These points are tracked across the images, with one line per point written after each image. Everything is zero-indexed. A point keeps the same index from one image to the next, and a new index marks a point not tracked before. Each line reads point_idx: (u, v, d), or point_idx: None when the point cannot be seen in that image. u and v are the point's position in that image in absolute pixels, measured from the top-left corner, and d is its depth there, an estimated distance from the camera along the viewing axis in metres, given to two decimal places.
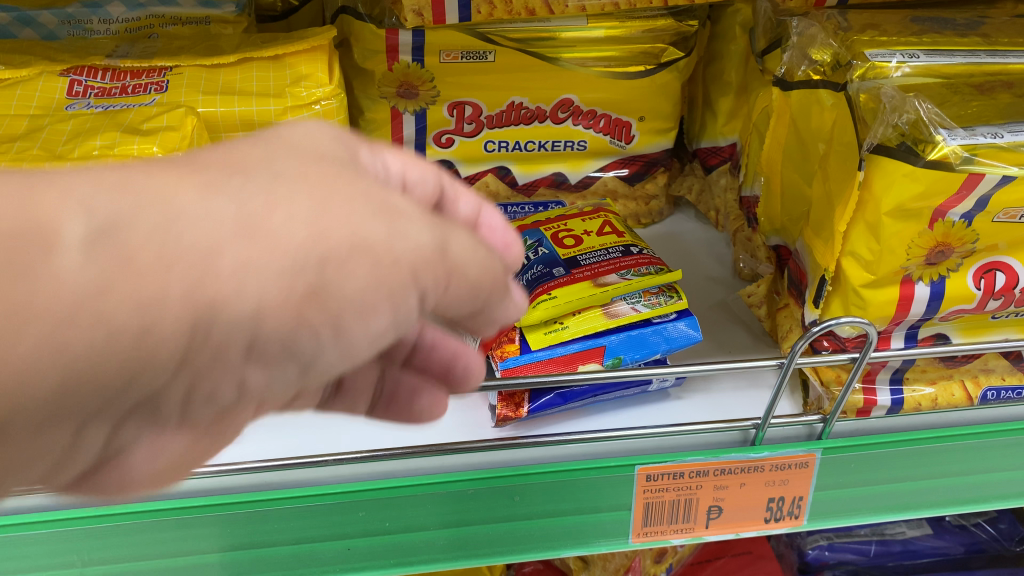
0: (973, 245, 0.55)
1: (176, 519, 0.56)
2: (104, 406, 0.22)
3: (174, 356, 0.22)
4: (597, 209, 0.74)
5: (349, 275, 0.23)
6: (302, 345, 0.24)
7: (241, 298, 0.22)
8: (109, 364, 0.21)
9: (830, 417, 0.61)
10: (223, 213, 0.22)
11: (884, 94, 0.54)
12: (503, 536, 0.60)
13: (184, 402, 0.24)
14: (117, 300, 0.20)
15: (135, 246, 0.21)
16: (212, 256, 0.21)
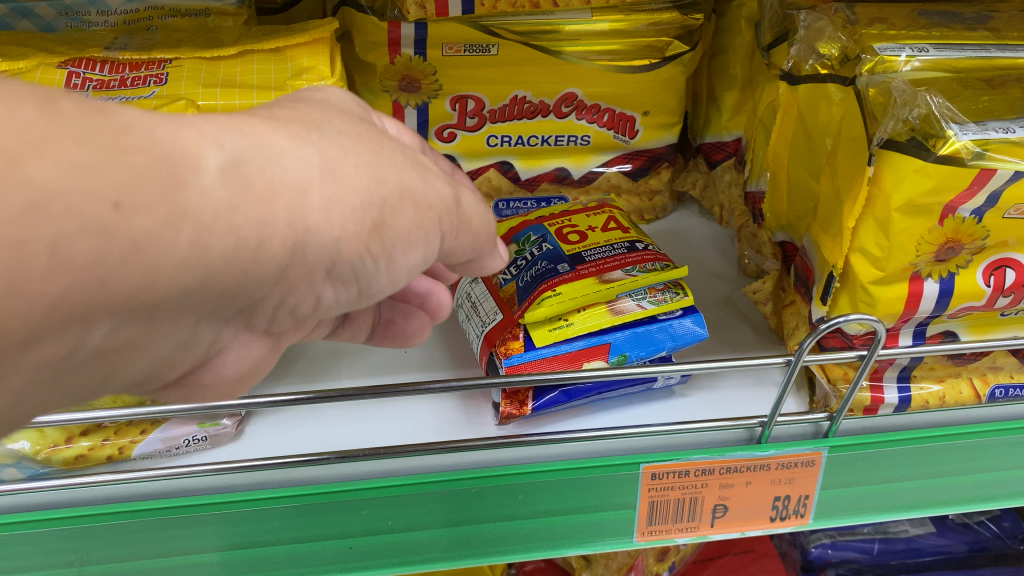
0: (983, 241, 0.55)
1: (175, 518, 0.55)
2: (219, 306, 0.28)
3: (272, 273, 0.28)
4: (601, 205, 0.73)
5: (401, 216, 0.30)
6: (361, 271, 0.30)
7: (332, 228, 0.28)
8: (229, 273, 0.26)
9: (837, 415, 0.60)
10: (310, 158, 0.28)
11: (895, 88, 0.53)
12: (506, 535, 0.60)
13: (272, 311, 0.31)
14: (244, 218, 0.26)
15: (253, 177, 0.26)
16: (305, 191, 0.27)
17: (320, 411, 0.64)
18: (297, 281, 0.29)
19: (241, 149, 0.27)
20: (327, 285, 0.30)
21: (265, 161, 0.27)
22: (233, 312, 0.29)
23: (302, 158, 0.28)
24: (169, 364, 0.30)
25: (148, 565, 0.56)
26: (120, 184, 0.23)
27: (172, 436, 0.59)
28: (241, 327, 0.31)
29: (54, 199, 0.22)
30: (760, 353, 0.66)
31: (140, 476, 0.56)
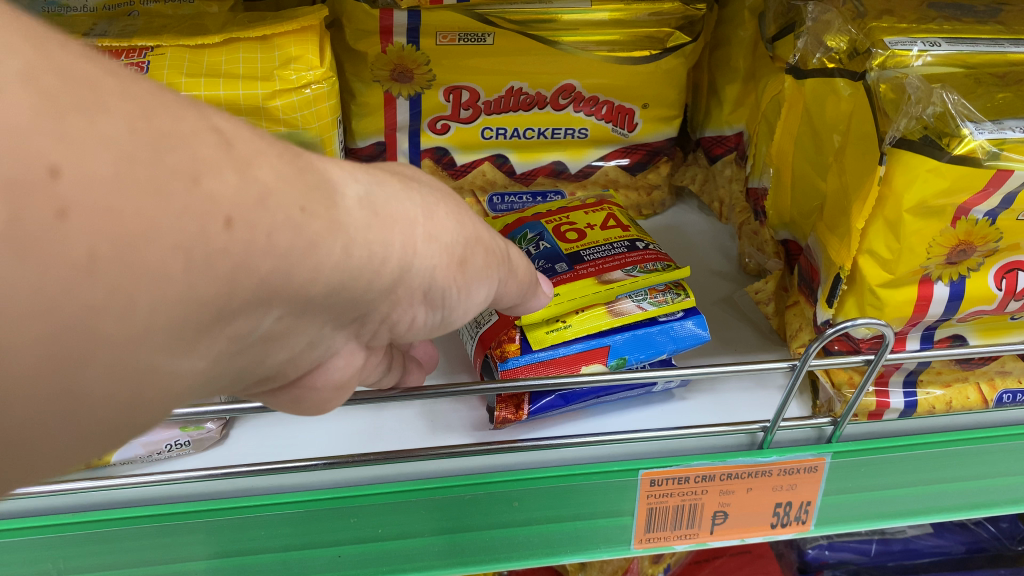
0: (996, 243, 0.53)
1: (158, 526, 0.53)
2: (341, 312, 0.32)
3: (380, 291, 0.32)
4: (599, 201, 0.71)
5: (470, 255, 0.36)
6: (438, 297, 0.35)
7: (429, 255, 0.33)
8: (358, 284, 0.30)
9: (841, 420, 0.58)
10: (411, 200, 0.33)
11: (909, 85, 0.51)
12: (500, 543, 0.58)
13: (377, 322, 0.35)
14: (375, 238, 0.30)
15: (380, 209, 0.31)
16: (413, 226, 0.33)
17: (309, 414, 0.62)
18: (399, 296, 0.34)
19: (369, 187, 0.32)
20: (415, 304, 0.35)
21: (385, 198, 0.32)
22: (349, 320, 0.33)
23: (409, 200, 0.33)
24: (291, 363, 0.33)
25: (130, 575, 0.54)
26: (306, 196, 0.27)
27: (153, 441, 0.57)
28: (351, 334, 0.35)
29: (271, 194, 0.26)
30: (762, 356, 0.65)
31: (119, 483, 0.53)
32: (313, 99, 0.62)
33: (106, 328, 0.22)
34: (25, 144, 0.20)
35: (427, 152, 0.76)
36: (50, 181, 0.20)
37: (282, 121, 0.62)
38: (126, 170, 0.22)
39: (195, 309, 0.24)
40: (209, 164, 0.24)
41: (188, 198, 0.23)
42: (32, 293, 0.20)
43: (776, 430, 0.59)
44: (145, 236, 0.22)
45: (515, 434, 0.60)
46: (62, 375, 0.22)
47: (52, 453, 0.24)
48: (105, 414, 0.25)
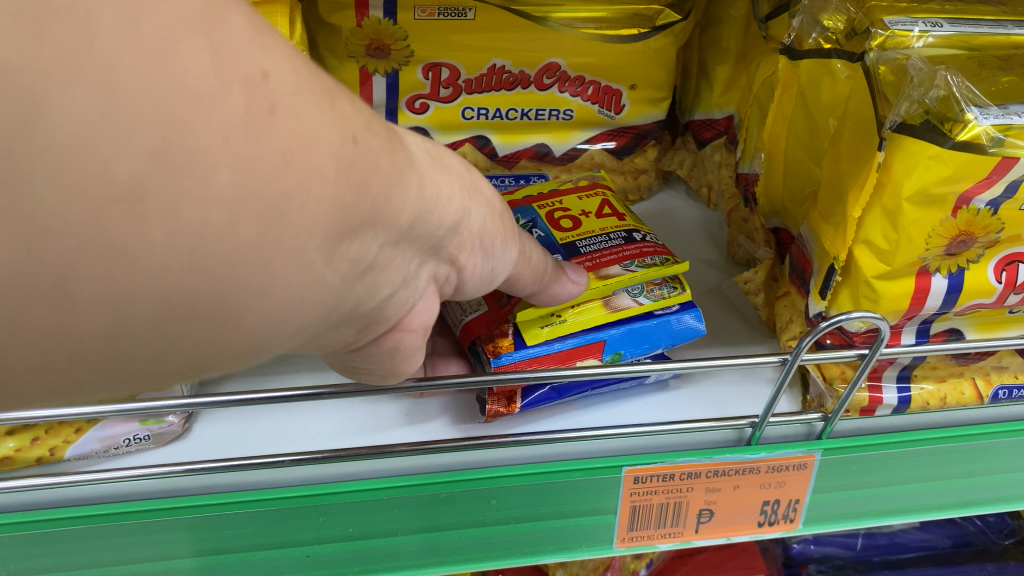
0: (997, 234, 0.51)
1: (116, 525, 0.50)
2: (422, 253, 0.34)
3: (445, 235, 0.35)
4: (591, 185, 0.69)
5: (501, 210, 0.40)
6: (486, 244, 0.39)
7: (478, 203, 0.37)
8: (433, 222, 0.33)
9: (833, 415, 0.56)
10: (452, 157, 0.37)
11: (912, 66, 0.48)
12: (477, 542, 0.56)
13: (445, 271, 0.38)
14: (440, 180, 0.33)
15: (437, 157, 0.35)
16: (461, 176, 0.36)
17: (278, 408, 0.59)
18: (464, 240, 0.37)
19: (423, 140, 0.35)
20: (473, 253, 0.39)
21: (439, 151, 0.35)
22: (427, 266, 0.36)
23: (451, 155, 0.37)
24: (392, 305, 0.34)
25: None
26: (388, 131, 0.30)
27: (111, 435, 0.54)
28: (430, 283, 0.37)
29: (371, 123, 0.29)
30: (749, 349, 0.62)
31: (73, 480, 0.50)
32: None
33: (292, 216, 0.25)
34: (238, 48, 0.23)
35: None
36: (261, 81, 0.23)
37: None
38: (303, 82, 0.25)
39: (341, 215, 0.27)
40: (340, 92, 0.27)
41: (334, 113, 0.26)
42: (254, 170, 0.23)
43: (765, 425, 0.57)
44: (316, 138, 0.25)
45: (495, 428, 0.58)
46: (260, 251, 0.24)
47: (248, 331, 0.27)
48: (291, 302, 0.27)
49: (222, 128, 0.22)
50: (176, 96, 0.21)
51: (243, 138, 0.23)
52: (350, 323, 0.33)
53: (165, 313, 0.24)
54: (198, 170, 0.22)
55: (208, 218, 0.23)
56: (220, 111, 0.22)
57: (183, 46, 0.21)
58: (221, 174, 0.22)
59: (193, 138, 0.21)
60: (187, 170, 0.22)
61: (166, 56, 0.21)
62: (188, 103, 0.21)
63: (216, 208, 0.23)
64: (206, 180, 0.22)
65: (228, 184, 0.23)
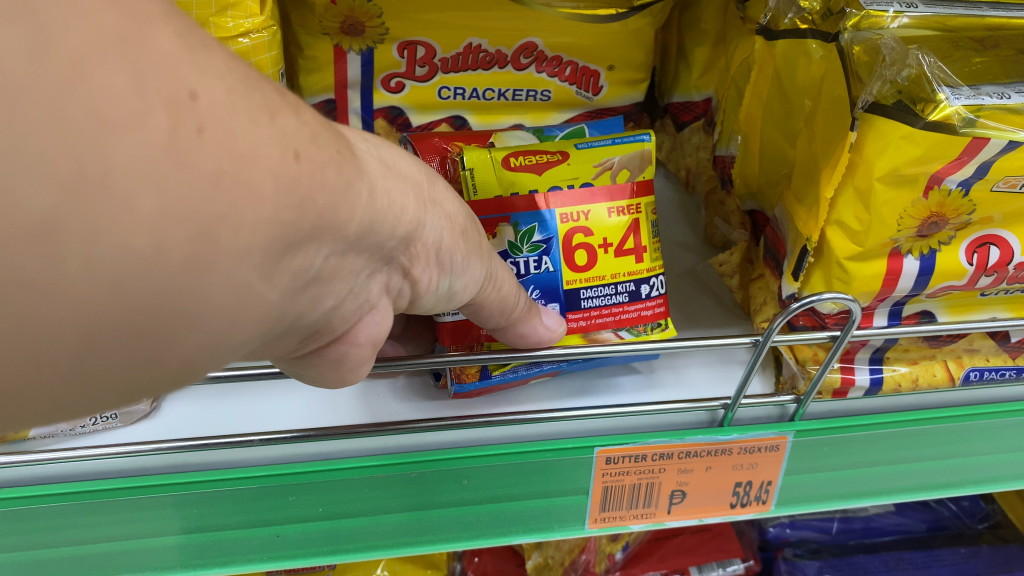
0: (968, 216, 0.51)
1: (84, 502, 0.50)
2: (371, 266, 0.34)
3: (396, 250, 0.35)
4: (632, 188, 0.60)
5: (462, 226, 0.40)
6: (443, 259, 0.39)
7: (433, 212, 0.36)
8: (383, 237, 0.33)
9: (805, 397, 0.56)
10: (411, 165, 0.36)
11: (885, 45, 0.48)
12: (450, 522, 0.55)
13: (397, 284, 0.37)
14: (394, 194, 0.33)
15: (393, 163, 0.34)
16: (418, 185, 0.36)
17: (250, 388, 0.59)
18: (417, 250, 0.36)
19: (379, 146, 0.35)
20: (425, 268, 0.38)
21: (394, 158, 0.35)
22: (379, 272, 0.35)
23: (409, 164, 0.36)
24: (336, 316, 0.34)
25: (49, 557, 0.51)
26: (336, 141, 0.30)
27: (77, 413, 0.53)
28: (382, 292, 0.37)
29: (319, 135, 0.28)
30: (721, 330, 0.63)
31: (40, 459, 0.49)
32: (252, 48, 0.59)
33: (225, 239, 0.24)
34: (163, 67, 0.22)
35: (380, 111, 0.72)
36: (188, 101, 0.22)
37: None
38: (235, 99, 0.24)
39: (281, 231, 0.26)
40: (280, 105, 0.26)
41: (271, 128, 0.25)
42: (182, 194, 0.22)
43: (737, 407, 0.56)
44: (249, 157, 0.24)
45: (469, 409, 0.58)
46: (192, 277, 0.24)
47: (181, 358, 0.26)
48: (227, 325, 0.26)
49: (144, 150, 0.21)
50: (94, 121, 0.20)
51: (168, 163, 0.22)
52: (293, 335, 0.32)
53: (92, 339, 0.23)
54: (119, 199, 0.21)
55: (131, 247, 0.22)
56: (142, 137, 0.21)
57: (93, 64, 0.20)
58: (143, 201, 0.21)
59: (114, 164, 0.21)
60: (105, 195, 0.21)
61: (80, 81, 0.20)
62: (103, 125, 0.20)
63: (141, 238, 0.22)
64: (127, 210, 0.21)
65: (151, 209, 0.22)
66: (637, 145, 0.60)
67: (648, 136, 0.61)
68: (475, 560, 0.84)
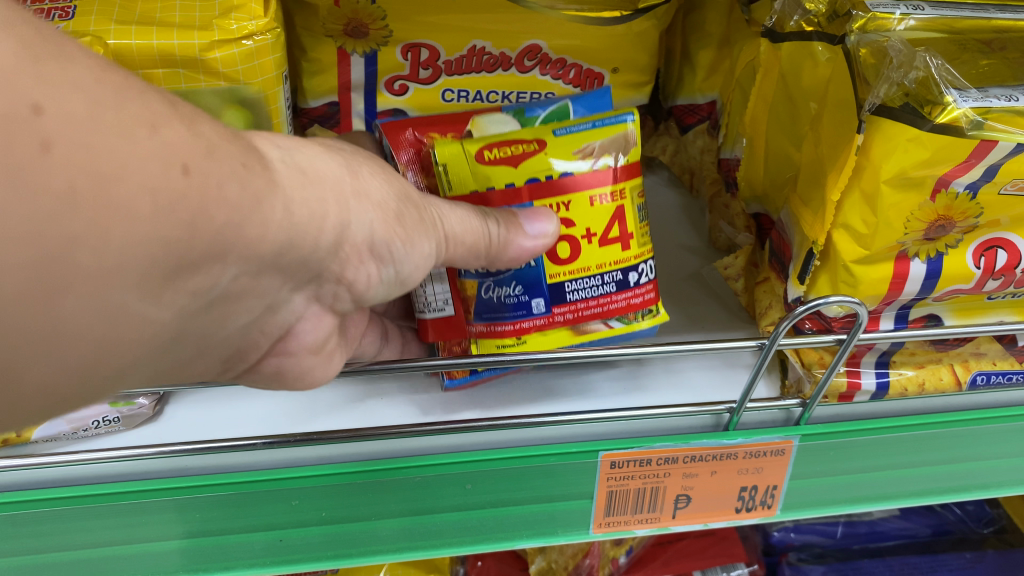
0: (976, 219, 0.51)
1: (87, 507, 0.50)
2: (286, 273, 0.37)
3: (324, 249, 0.37)
4: (613, 174, 0.57)
5: (409, 217, 0.42)
6: (383, 252, 0.41)
7: (365, 211, 0.39)
8: (300, 239, 0.35)
9: (811, 401, 0.56)
10: (334, 160, 0.38)
11: (892, 47, 0.47)
12: (452, 526, 0.55)
13: (331, 281, 0.41)
14: (311, 198, 0.36)
15: (308, 163, 0.37)
16: (344, 180, 0.38)
17: (254, 390, 0.59)
18: (349, 254, 0.39)
19: (299, 151, 0.37)
20: (364, 262, 0.41)
21: (316, 161, 0.37)
22: (300, 276, 0.38)
23: (335, 160, 0.38)
24: (251, 323, 0.38)
25: (49, 560, 0.51)
26: (244, 156, 0.33)
27: (79, 416, 0.53)
28: (309, 293, 0.41)
29: (219, 148, 0.31)
30: (726, 334, 0.62)
31: (42, 462, 0.49)
32: (256, 50, 0.58)
33: (83, 261, 0.27)
34: (8, 84, 0.25)
35: (384, 114, 0.72)
36: (32, 117, 0.25)
37: (220, 73, 0.58)
38: (98, 111, 0.27)
39: (163, 250, 0.29)
40: (168, 119, 0.30)
41: (150, 141, 0.28)
42: (29, 214, 0.25)
43: (742, 411, 0.56)
44: (116, 175, 0.27)
45: (472, 412, 0.57)
46: (54, 297, 0.27)
47: (42, 381, 0.29)
48: (98, 343, 0.30)
49: None
50: None
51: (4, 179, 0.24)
52: (206, 347, 0.37)
53: None
54: None
55: None
56: None
57: None
58: None
59: None
60: None
61: None
62: None
63: None
64: None
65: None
66: (619, 127, 0.57)
67: (632, 116, 0.57)
68: (477, 564, 0.84)
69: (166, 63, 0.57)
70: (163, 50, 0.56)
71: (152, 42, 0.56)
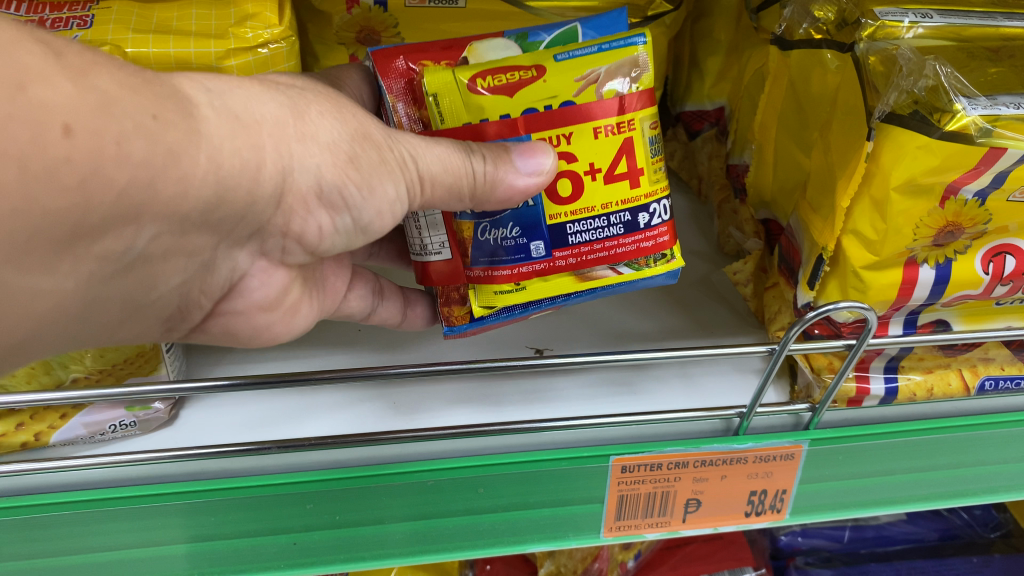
0: (984, 226, 0.51)
1: (103, 511, 0.50)
2: (212, 222, 0.39)
3: (263, 190, 0.39)
4: (622, 104, 0.51)
5: (364, 152, 0.43)
6: (334, 191, 0.42)
7: (308, 154, 0.40)
8: (227, 184, 0.37)
9: (820, 405, 0.56)
10: (269, 101, 0.40)
11: (901, 56, 0.48)
12: (464, 530, 0.56)
13: (280, 224, 0.43)
14: (240, 144, 0.37)
15: (234, 108, 0.38)
16: (281, 122, 0.39)
17: (267, 394, 0.59)
18: (292, 199, 0.41)
19: (236, 94, 0.38)
20: (314, 207, 0.43)
21: (252, 104, 0.39)
22: (232, 226, 0.41)
23: (274, 102, 0.40)
24: (184, 285, 0.42)
25: (65, 564, 0.51)
26: (157, 105, 0.34)
27: (97, 421, 0.54)
28: (253, 245, 0.45)
29: (115, 103, 0.32)
30: (736, 339, 0.63)
31: (59, 467, 0.50)
32: (271, 59, 0.60)
33: None
34: None
35: None
36: None
37: None
38: None
39: (61, 216, 0.31)
40: (47, 77, 0.30)
41: (25, 107, 0.28)
42: None
43: (752, 416, 0.56)
44: None
45: (484, 415, 0.58)
46: None
47: None
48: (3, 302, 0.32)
49: None
50: None
51: None
52: (139, 305, 0.41)
53: None
54: None
55: None
56: None
57: None
58: None
59: None
60: None
61: None
62: None
63: None
64: None
65: None
66: (630, 50, 0.50)
67: (643, 39, 0.51)
68: (486, 568, 0.84)
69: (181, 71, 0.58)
70: (179, 57, 0.58)
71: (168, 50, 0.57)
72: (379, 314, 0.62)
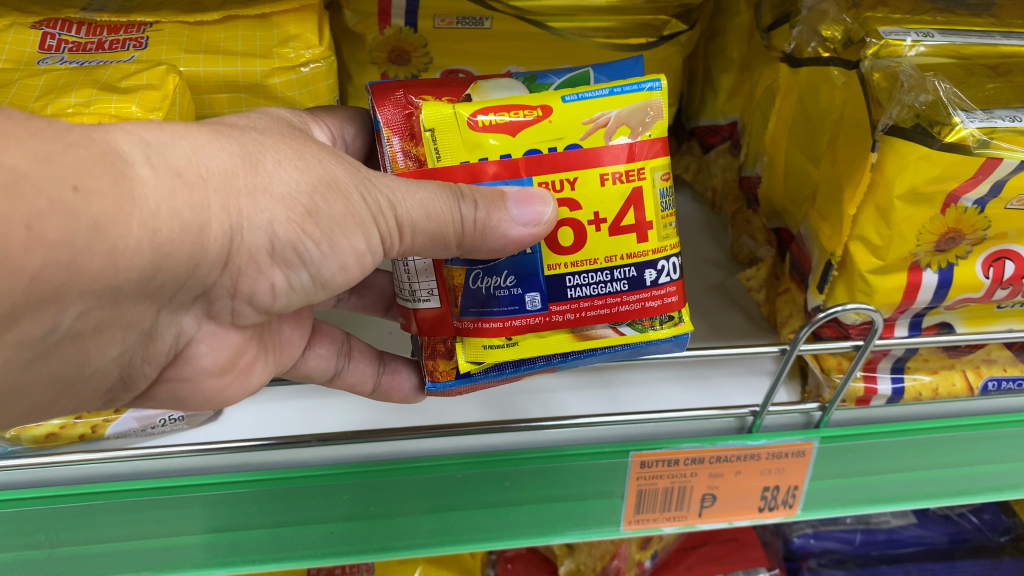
0: (984, 232, 0.54)
1: (151, 500, 0.53)
2: (151, 290, 0.39)
3: (210, 251, 0.39)
4: (630, 150, 0.50)
5: (328, 205, 0.41)
6: (292, 248, 0.41)
7: (258, 210, 0.39)
8: (167, 249, 0.37)
9: (829, 405, 0.59)
10: (220, 154, 0.39)
11: (902, 72, 0.51)
12: (490, 522, 0.58)
13: (232, 284, 0.42)
14: (181, 204, 0.37)
15: (178, 165, 0.37)
16: (231, 177, 0.39)
17: (302, 393, 0.63)
18: (244, 257, 0.40)
19: (183, 148, 0.38)
20: (267, 266, 0.42)
21: (199, 158, 0.38)
22: (176, 289, 0.41)
23: (224, 154, 0.39)
24: (120, 353, 0.43)
25: (112, 550, 0.55)
26: (79, 175, 0.33)
27: (147, 415, 0.57)
28: (202, 304, 0.45)
29: (25, 180, 0.32)
30: (750, 342, 0.66)
31: (112, 456, 0.53)
32: (311, 77, 0.68)
33: None
34: None
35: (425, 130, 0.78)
36: None
37: (279, 98, 0.68)
38: None
39: None
40: None
41: None
42: None
43: (765, 414, 0.60)
44: None
45: (507, 414, 0.61)
46: None
47: None
48: None
49: None
50: None
51: None
52: (71, 380, 0.41)
53: None
54: None
55: None
56: None
57: None
58: None
59: None
60: None
61: None
62: None
63: None
64: None
65: None
66: (643, 95, 0.50)
67: (657, 84, 0.50)
68: (508, 567, 0.87)
69: (227, 90, 0.67)
70: (228, 76, 0.66)
71: (219, 70, 0.66)
72: (346, 377, 0.59)
